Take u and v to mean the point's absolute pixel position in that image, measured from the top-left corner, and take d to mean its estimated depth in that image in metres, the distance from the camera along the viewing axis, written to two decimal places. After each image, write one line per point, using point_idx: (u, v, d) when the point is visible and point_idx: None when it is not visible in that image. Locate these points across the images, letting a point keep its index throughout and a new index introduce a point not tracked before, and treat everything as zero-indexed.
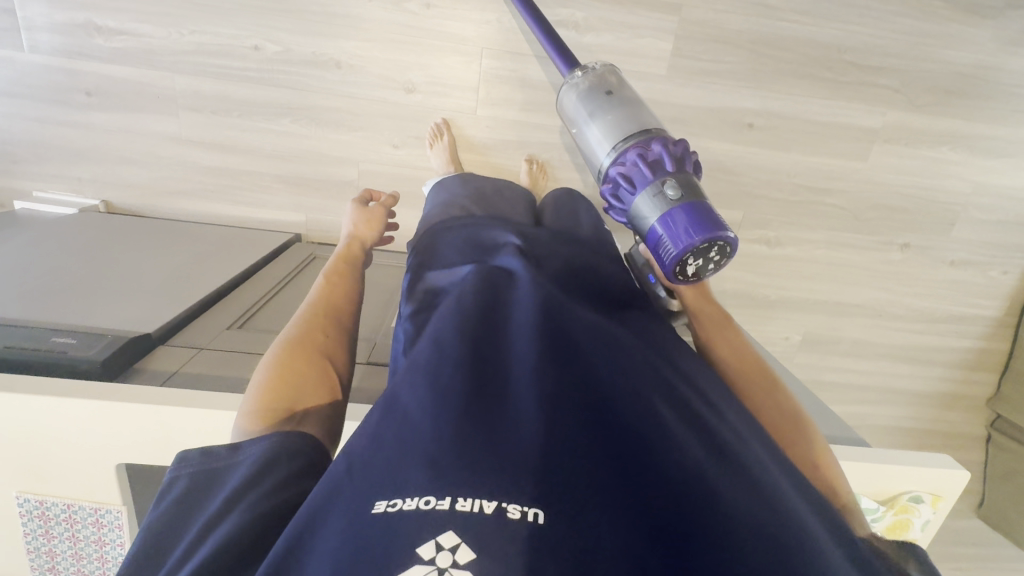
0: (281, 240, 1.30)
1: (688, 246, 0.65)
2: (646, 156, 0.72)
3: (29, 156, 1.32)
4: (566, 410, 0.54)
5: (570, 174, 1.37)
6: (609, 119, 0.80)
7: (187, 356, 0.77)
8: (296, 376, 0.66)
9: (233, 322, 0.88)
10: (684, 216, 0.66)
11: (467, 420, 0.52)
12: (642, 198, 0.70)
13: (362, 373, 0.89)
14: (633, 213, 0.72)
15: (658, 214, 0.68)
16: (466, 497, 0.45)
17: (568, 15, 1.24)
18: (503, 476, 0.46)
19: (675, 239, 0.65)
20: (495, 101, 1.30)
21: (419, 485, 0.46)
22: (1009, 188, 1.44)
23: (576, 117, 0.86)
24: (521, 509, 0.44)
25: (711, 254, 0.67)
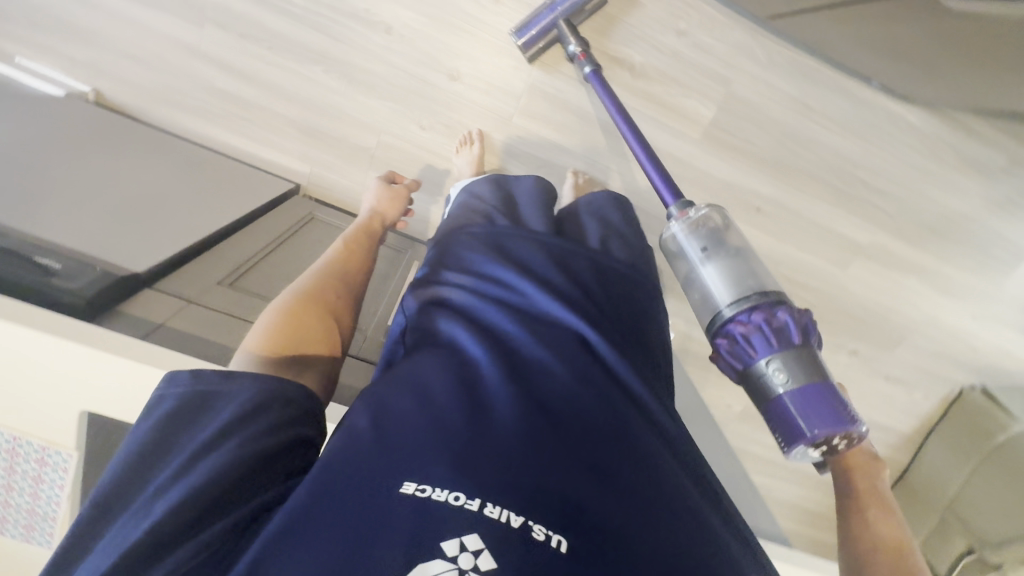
0: (282, 189, 1.25)
1: (820, 432, 0.73)
2: (779, 325, 0.77)
3: (21, 18, 1.19)
4: (585, 439, 0.59)
5: None
6: (729, 269, 0.83)
7: (174, 309, 0.74)
8: (305, 324, 0.72)
9: (224, 278, 0.85)
10: (816, 399, 0.74)
11: (496, 434, 0.56)
12: (773, 368, 0.76)
13: (348, 367, 0.87)
14: (755, 378, 0.78)
15: (790, 392, 0.75)
16: (494, 506, 0.50)
17: (627, 56, 1.25)
18: (528, 493, 0.52)
19: (792, 433, 0.74)
20: (534, 114, 1.29)
21: (449, 483, 0.51)
22: (954, 328, 1.59)
23: (686, 251, 0.87)
24: (545, 533, 0.50)
25: (831, 439, 0.75)
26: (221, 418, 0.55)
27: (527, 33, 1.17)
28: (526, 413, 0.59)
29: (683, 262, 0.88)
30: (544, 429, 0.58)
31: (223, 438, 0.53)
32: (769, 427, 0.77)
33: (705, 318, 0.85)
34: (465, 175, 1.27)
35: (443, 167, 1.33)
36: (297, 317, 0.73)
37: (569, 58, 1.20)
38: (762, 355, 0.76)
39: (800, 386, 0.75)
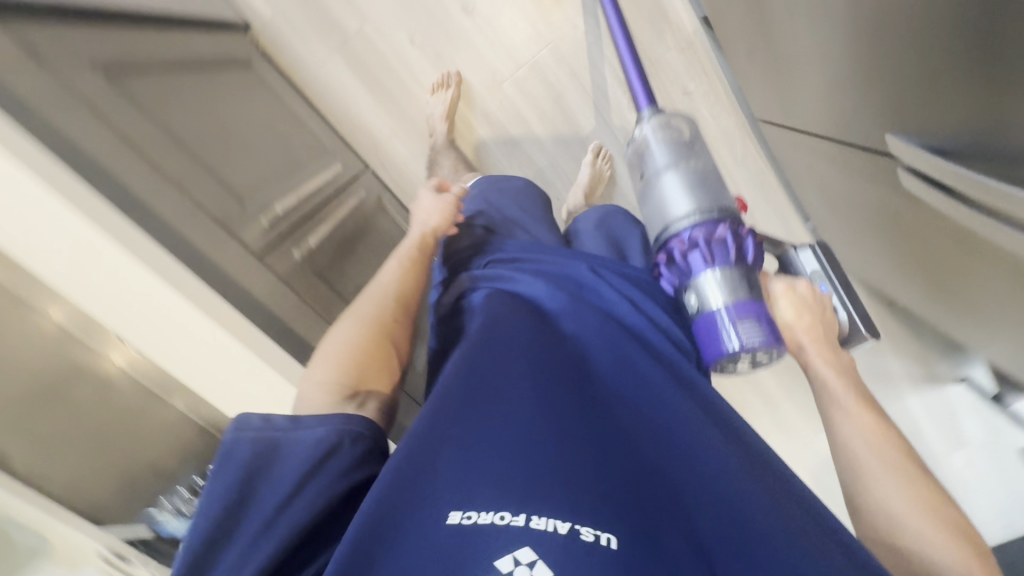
0: (223, 19, 1.04)
1: (736, 349, 0.61)
2: (709, 237, 0.65)
3: None
4: (621, 443, 0.50)
5: None
6: (681, 176, 0.71)
7: (14, 53, 0.55)
8: (364, 358, 0.63)
9: (107, 62, 0.67)
10: (737, 311, 0.62)
11: (518, 435, 0.48)
12: (697, 283, 0.65)
13: (206, 228, 0.68)
14: (681, 297, 0.68)
15: (713, 308, 0.64)
16: (540, 515, 0.40)
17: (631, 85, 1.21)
18: (581, 499, 0.42)
19: (703, 350, 0.64)
20: (524, 91, 1.23)
21: (494, 498, 0.42)
22: None
23: (645, 162, 0.77)
24: (595, 532, 0.40)
25: (756, 359, 0.63)
26: (300, 459, 0.50)
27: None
28: (551, 414, 0.50)
29: (640, 176, 0.78)
30: (578, 430, 0.50)
31: (305, 496, 0.49)
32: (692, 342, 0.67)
33: (651, 234, 0.74)
34: (438, 116, 1.20)
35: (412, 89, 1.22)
36: (358, 351, 0.64)
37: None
38: (687, 274, 0.66)
39: (723, 299, 0.63)
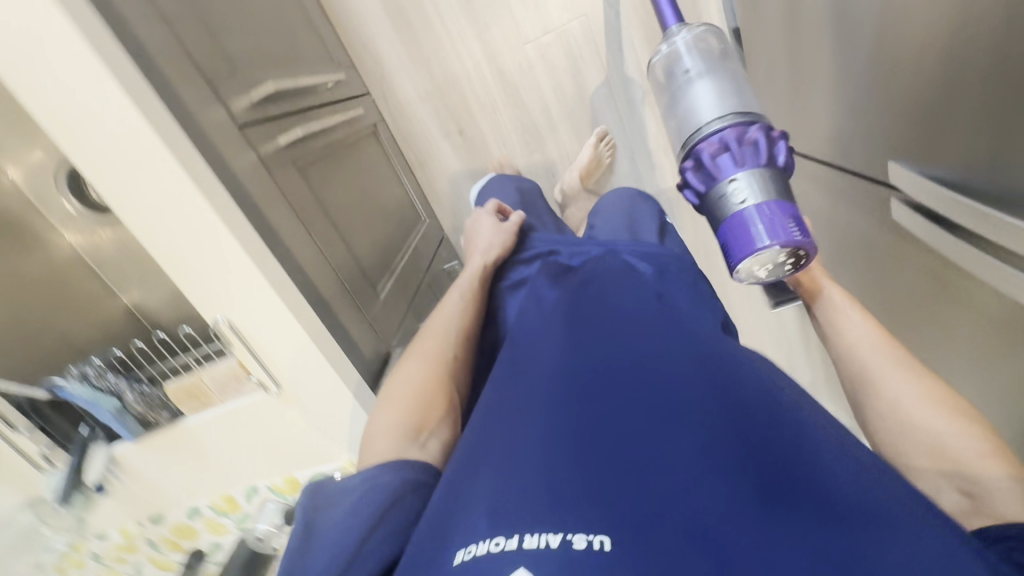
0: None
1: (768, 246, 0.51)
2: (738, 139, 0.56)
3: None
4: (627, 422, 0.42)
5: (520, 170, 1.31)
6: (713, 84, 0.62)
7: None
8: (428, 400, 0.61)
9: None
10: (768, 210, 0.52)
11: (506, 451, 0.43)
12: (725, 185, 0.55)
13: (193, 79, 0.62)
14: (713, 199, 0.56)
15: (741, 208, 0.53)
16: (532, 532, 0.35)
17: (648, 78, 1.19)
18: (581, 507, 0.36)
19: (739, 248, 0.53)
20: (542, 59, 1.21)
21: (488, 523, 0.37)
22: None
23: (675, 70, 0.67)
24: (586, 537, 0.34)
25: (784, 260, 0.54)
26: (359, 512, 0.48)
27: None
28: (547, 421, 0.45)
29: (665, 86, 0.68)
30: (563, 420, 0.44)
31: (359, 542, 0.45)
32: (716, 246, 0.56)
33: (676, 146, 0.65)
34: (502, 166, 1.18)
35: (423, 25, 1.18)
36: (422, 393, 0.61)
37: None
38: (712, 177, 0.56)
39: (753, 197, 0.53)
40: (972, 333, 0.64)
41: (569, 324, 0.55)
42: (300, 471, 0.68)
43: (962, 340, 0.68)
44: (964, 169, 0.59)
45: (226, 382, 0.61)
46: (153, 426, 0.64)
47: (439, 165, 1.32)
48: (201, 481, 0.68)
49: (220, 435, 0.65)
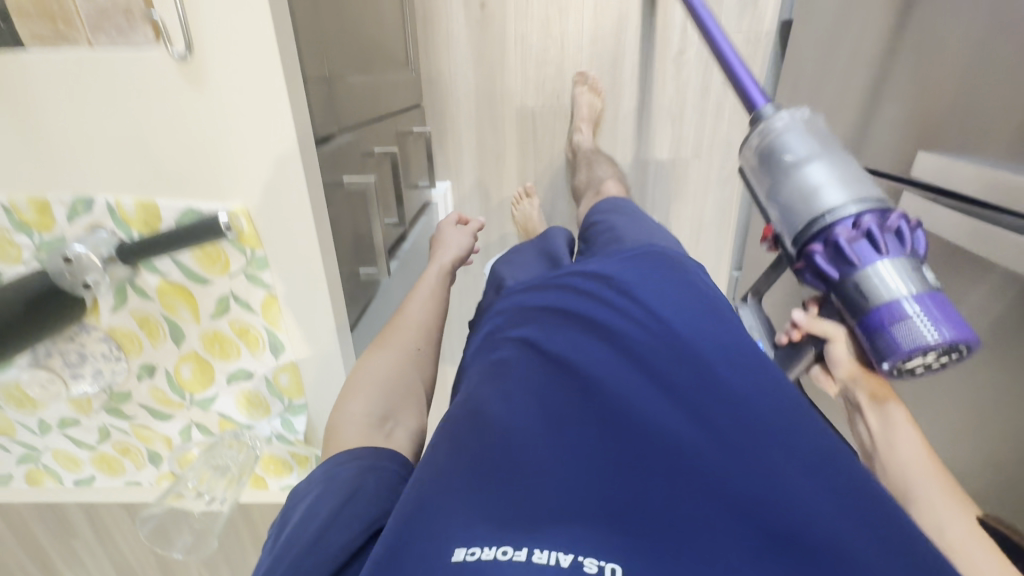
0: None
1: (935, 339, 0.46)
2: (881, 225, 0.50)
3: None
4: (617, 442, 0.38)
5: (523, 73, 1.20)
6: (833, 166, 0.52)
7: None
8: (392, 393, 0.52)
9: None
10: (927, 300, 0.47)
11: (487, 441, 0.39)
12: (892, 265, 0.48)
13: None
14: (908, 268, 0.49)
15: (899, 297, 0.47)
16: (542, 548, 0.32)
17: (687, 37, 1.15)
18: (590, 528, 0.33)
19: (938, 326, 0.46)
20: None
21: (487, 527, 0.33)
22: None
23: (799, 147, 0.54)
24: (597, 563, 0.31)
25: (941, 359, 0.48)
26: (330, 513, 0.38)
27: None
28: (532, 423, 0.40)
29: (759, 159, 0.58)
30: (543, 417, 0.41)
31: (332, 536, 0.36)
32: (896, 316, 0.48)
33: (781, 229, 0.56)
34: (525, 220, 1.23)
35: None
36: (386, 384, 0.53)
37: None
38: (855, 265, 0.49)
39: (908, 284, 0.48)
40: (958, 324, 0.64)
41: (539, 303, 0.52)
42: (165, 198, 0.47)
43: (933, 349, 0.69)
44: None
45: (108, 12, 0.40)
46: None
47: (442, 27, 1.16)
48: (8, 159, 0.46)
49: (68, 95, 0.43)
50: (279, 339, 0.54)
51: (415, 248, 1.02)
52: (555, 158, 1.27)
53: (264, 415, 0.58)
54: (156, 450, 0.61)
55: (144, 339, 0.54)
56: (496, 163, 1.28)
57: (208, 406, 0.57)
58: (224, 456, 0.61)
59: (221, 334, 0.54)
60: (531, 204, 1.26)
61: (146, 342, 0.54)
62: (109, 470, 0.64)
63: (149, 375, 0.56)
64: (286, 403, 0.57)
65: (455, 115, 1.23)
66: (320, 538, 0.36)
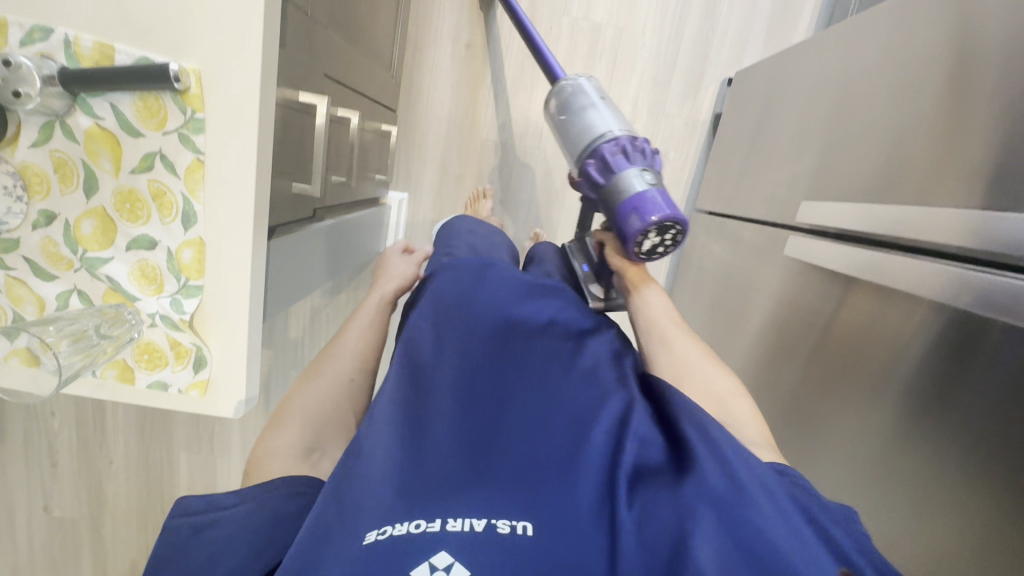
0: None
1: (658, 217, 0.64)
2: (631, 144, 0.71)
3: None
4: (501, 451, 0.52)
5: (493, 112, 1.33)
6: (601, 112, 0.76)
7: None
8: (321, 424, 0.63)
9: None
10: (655, 194, 0.66)
11: (397, 448, 0.51)
12: (621, 176, 0.68)
13: None
14: (630, 176, 0.68)
15: (636, 191, 0.66)
16: (456, 519, 0.43)
17: (637, 112, 1.33)
18: (478, 500, 0.46)
19: (648, 211, 0.64)
20: (569, 33, 1.29)
21: (402, 510, 0.44)
22: None
23: (578, 98, 0.79)
24: (510, 524, 0.43)
25: (666, 237, 0.67)
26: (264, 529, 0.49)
27: None
28: (436, 440, 0.53)
29: (564, 113, 0.81)
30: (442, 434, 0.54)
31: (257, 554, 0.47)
32: (621, 206, 0.67)
33: (576, 156, 0.77)
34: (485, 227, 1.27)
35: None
36: (316, 417, 0.63)
37: None
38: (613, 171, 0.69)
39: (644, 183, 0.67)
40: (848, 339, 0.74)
41: (436, 340, 0.65)
42: (125, 47, 0.51)
43: (844, 379, 0.75)
44: (973, 196, 0.60)
45: None
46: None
47: (428, 57, 1.30)
48: None
49: None
50: (193, 211, 0.54)
51: (356, 228, 1.05)
52: (511, 190, 1.38)
53: (155, 293, 0.57)
54: (23, 314, 0.57)
55: (55, 181, 0.54)
56: (455, 186, 1.37)
57: (98, 270, 0.56)
58: (91, 323, 0.56)
59: (136, 194, 0.54)
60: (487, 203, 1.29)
61: (58, 185, 0.54)
62: None
63: (45, 224, 0.55)
64: (181, 283, 0.56)
65: (425, 134, 1.34)
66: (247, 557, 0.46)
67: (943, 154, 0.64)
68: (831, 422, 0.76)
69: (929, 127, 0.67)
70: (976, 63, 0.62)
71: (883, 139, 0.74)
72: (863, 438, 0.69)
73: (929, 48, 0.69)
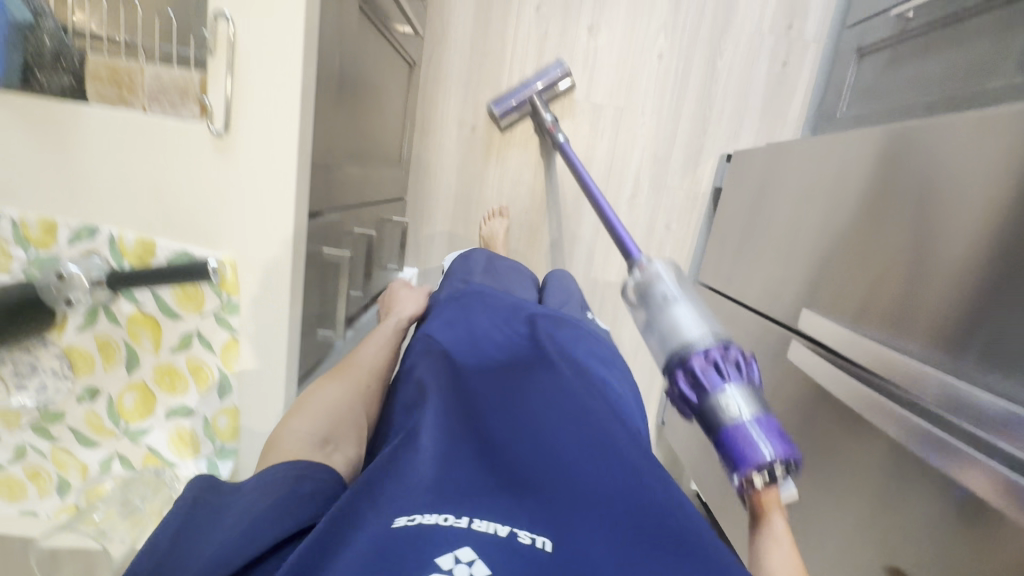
0: None
1: (769, 459, 0.53)
2: (725, 356, 0.61)
3: None
4: (528, 463, 0.50)
5: (499, 190, 1.37)
6: (689, 309, 0.67)
7: None
8: (340, 416, 0.56)
9: None
10: (762, 426, 0.55)
11: (418, 448, 0.50)
12: (714, 398, 0.58)
13: None
14: (722, 403, 0.57)
15: (734, 421, 0.56)
16: (481, 520, 0.41)
17: (639, 186, 1.37)
18: (502, 506, 0.44)
19: (750, 452, 0.53)
20: (571, 113, 1.34)
21: (429, 504, 0.42)
22: None
23: (653, 288, 0.72)
24: (533, 539, 0.40)
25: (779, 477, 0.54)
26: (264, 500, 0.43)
27: (505, 102, 1.24)
28: (458, 441, 0.52)
29: (641, 302, 0.74)
30: (464, 438, 0.52)
31: (253, 536, 0.40)
32: (715, 446, 0.57)
33: (660, 361, 0.66)
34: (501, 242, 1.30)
35: (542, 97, 1.27)
36: (336, 407, 0.57)
37: (540, 117, 1.27)
38: (704, 388, 0.59)
39: (747, 410, 0.56)
40: (842, 448, 0.77)
41: (458, 364, 0.66)
42: (163, 238, 0.54)
43: (838, 485, 0.77)
44: (966, 352, 0.61)
45: (167, 91, 0.51)
46: (29, 84, 0.51)
47: (436, 140, 1.34)
48: (32, 180, 0.52)
49: (104, 141, 0.52)
50: (229, 382, 0.58)
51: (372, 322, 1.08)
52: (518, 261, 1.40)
53: (191, 457, 0.60)
54: (67, 478, 0.60)
55: (99, 360, 0.57)
56: None
57: (138, 438, 0.59)
58: (138, 493, 0.58)
59: (174, 369, 0.57)
60: (501, 221, 1.32)
61: (102, 364, 0.57)
62: (8, 495, 0.61)
63: (90, 399, 0.58)
64: (216, 447, 0.59)
65: (433, 212, 1.38)
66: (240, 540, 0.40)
67: (936, 304, 0.66)
68: (827, 526, 0.78)
69: (933, 265, 0.68)
70: (978, 207, 0.62)
71: (872, 265, 0.78)
72: (857, 537, 0.71)
73: (915, 185, 0.72)
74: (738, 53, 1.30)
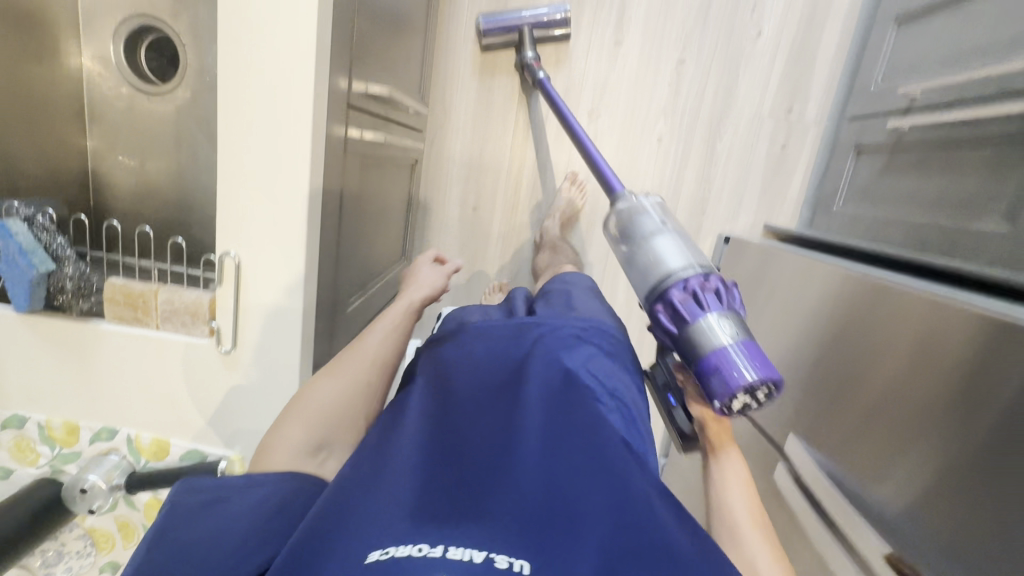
0: None
1: (749, 380, 0.53)
2: (704, 286, 0.60)
3: None
4: (506, 482, 0.50)
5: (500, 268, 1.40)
6: (672, 238, 0.64)
7: None
8: (332, 418, 0.61)
9: None
10: (742, 349, 0.55)
11: (403, 463, 0.52)
12: (697, 328, 0.57)
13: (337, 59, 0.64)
14: (703, 327, 0.57)
15: (717, 347, 0.56)
16: (457, 548, 0.44)
17: None
18: (485, 529, 0.47)
19: (731, 375, 0.54)
20: None
21: (411, 535, 0.46)
22: None
23: (634, 221, 0.69)
24: (510, 562, 0.44)
25: (759, 397, 0.55)
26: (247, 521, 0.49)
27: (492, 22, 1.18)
28: (443, 456, 0.53)
29: (623, 234, 0.70)
30: (451, 447, 0.53)
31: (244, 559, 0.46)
32: (694, 373, 0.58)
33: (642, 292, 0.65)
34: None
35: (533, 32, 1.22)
36: (329, 409, 0.61)
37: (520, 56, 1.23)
38: (686, 319, 0.58)
39: (728, 336, 0.56)
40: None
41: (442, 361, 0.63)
42: (177, 439, 0.73)
43: None
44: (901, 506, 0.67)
45: (180, 311, 0.66)
46: (67, 307, 0.68)
47: (439, 221, 1.37)
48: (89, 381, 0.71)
49: (135, 349, 0.68)
50: None
51: None
52: None
53: None
54: None
55: (116, 542, 0.80)
56: None
57: None
58: None
59: None
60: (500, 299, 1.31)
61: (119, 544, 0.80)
62: None
63: (110, 568, 0.81)
64: None
65: None
66: (227, 564, 0.45)
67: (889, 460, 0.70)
68: None
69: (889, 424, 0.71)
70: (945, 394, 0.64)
71: (847, 368, 0.82)
72: None
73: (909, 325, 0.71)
74: (738, 136, 1.31)
